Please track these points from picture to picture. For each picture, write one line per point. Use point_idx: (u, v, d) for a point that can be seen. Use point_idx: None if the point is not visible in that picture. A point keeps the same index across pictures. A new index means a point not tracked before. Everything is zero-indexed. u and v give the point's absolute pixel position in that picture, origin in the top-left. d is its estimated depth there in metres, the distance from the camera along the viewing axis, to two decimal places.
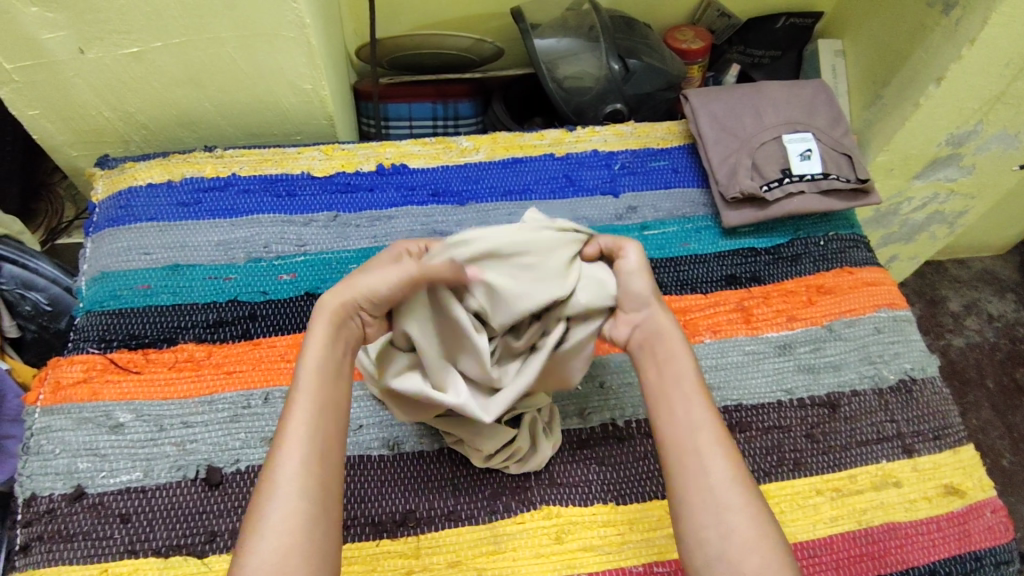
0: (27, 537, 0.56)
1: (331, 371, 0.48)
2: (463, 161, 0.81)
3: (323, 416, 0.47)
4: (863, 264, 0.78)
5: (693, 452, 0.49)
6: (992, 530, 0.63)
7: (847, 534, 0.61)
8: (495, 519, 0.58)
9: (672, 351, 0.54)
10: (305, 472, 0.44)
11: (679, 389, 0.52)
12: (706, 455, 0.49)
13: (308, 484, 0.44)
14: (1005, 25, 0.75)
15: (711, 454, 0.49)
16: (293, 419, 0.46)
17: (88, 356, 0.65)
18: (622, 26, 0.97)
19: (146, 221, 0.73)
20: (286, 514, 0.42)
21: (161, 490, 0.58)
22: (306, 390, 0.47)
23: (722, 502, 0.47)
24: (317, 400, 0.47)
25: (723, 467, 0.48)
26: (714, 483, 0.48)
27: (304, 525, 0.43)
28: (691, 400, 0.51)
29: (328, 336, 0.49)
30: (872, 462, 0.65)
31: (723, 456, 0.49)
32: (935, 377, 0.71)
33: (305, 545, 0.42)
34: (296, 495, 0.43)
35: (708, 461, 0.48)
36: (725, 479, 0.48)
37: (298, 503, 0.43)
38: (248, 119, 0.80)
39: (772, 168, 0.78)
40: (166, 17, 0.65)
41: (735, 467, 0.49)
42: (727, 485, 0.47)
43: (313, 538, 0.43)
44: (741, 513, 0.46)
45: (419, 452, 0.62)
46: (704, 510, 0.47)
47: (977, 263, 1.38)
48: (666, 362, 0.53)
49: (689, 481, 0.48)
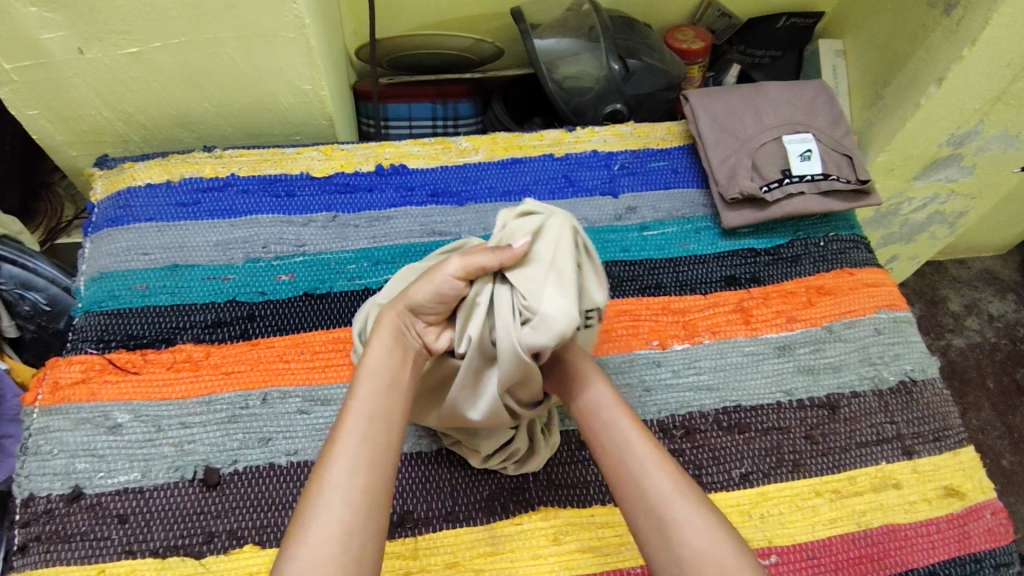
0: (25, 537, 0.56)
1: (386, 381, 0.49)
2: (462, 161, 0.81)
3: (375, 422, 0.47)
4: (863, 265, 0.78)
5: (635, 475, 0.50)
6: (992, 532, 0.63)
7: (846, 536, 0.61)
8: (493, 520, 0.58)
9: (591, 383, 0.55)
10: (350, 477, 0.44)
11: (605, 422, 0.53)
12: (648, 473, 0.49)
13: (355, 492, 0.44)
14: (1006, 25, 0.75)
15: (651, 476, 0.49)
16: (346, 425, 0.47)
17: (85, 356, 0.65)
18: (622, 26, 0.97)
19: (145, 221, 0.73)
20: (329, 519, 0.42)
21: (158, 491, 0.58)
22: (361, 397, 0.48)
23: (673, 514, 0.47)
24: (370, 407, 0.48)
25: (666, 481, 0.49)
26: (659, 499, 0.48)
27: (342, 532, 0.42)
28: (617, 431, 0.52)
29: (388, 346, 0.51)
30: (871, 464, 0.65)
31: (664, 471, 0.49)
32: (935, 378, 0.71)
33: (344, 555, 0.41)
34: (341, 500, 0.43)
35: (651, 478, 0.49)
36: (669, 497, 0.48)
37: (342, 509, 0.43)
38: (247, 119, 0.80)
39: (772, 169, 0.78)
40: (165, 17, 0.65)
41: (678, 484, 0.49)
42: (675, 498, 0.48)
43: (353, 548, 0.42)
44: (692, 523, 0.46)
45: (417, 452, 0.62)
46: (654, 528, 0.47)
47: (977, 263, 1.38)
48: (587, 401, 0.55)
49: (637, 503, 0.49)
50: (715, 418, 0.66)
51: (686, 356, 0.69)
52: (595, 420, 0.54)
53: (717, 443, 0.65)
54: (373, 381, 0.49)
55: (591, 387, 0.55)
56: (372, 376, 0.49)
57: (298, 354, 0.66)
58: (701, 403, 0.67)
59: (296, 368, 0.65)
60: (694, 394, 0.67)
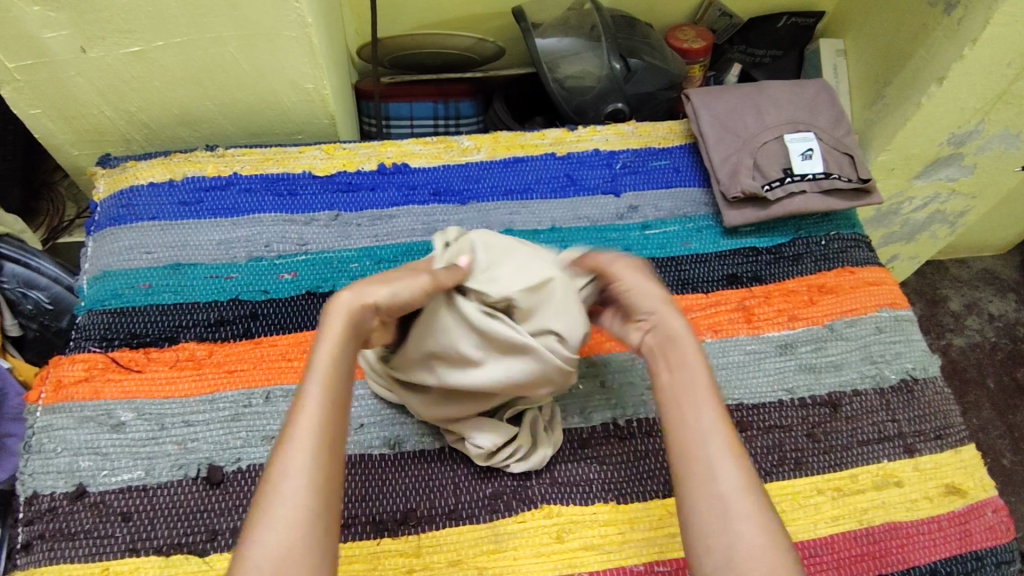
0: (29, 535, 0.56)
1: (341, 369, 0.48)
2: (465, 160, 0.81)
3: (329, 414, 0.47)
4: (864, 264, 0.78)
5: (704, 456, 0.48)
6: (993, 530, 0.63)
7: (848, 534, 0.61)
8: (495, 518, 0.58)
9: (684, 355, 0.53)
10: (308, 471, 0.44)
11: (688, 389, 0.51)
12: (716, 459, 0.47)
13: (315, 482, 0.44)
14: (1007, 25, 0.75)
15: (720, 457, 0.48)
16: (303, 413, 0.46)
17: (89, 354, 0.65)
18: (623, 25, 0.97)
19: (147, 220, 0.73)
20: (286, 515, 0.42)
21: (161, 489, 0.58)
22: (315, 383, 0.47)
23: (732, 507, 0.45)
24: (327, 396, 0.47)
25: (732, 471, 0.47)
26: (721, 488, 0.46)
27: (299, 526, 0.42)
28: (699, 403, 0.50)
29: (343, 335, 0.49)
30: (872, 462, 0.65)
31: (733, 463, 0.47)
32: (936, 377, 0.71)
33: (306, 543, 0.42)
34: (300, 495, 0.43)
35: (716, 467, 0.47)
36: (734, 484, 0.46)
37: (300, 505, 0.43)
38: (249, 119, 0.80)
39: (773, 167, 0.78)
40: (168, 16, 0.65)
41: (745, 472, 0.47)
42: (738, 493, 0.46)
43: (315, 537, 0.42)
44: (749, 520, 0.45)
45: (420, 451, 0.62)
46: (709, 513, 0.46)
47: (977, 263, 1.38)
48: (676, 367, 0.53)
49: (699, 483, 0.47)
50: None
51: None
52: (675, 389, 0.52)
53: None
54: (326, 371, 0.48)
55: (679, 358, 0.53)
56: (323, 366, 0.48)
57: (300, 353, 0.66)
58: None
59: (299, 367, 0.65)
60: None
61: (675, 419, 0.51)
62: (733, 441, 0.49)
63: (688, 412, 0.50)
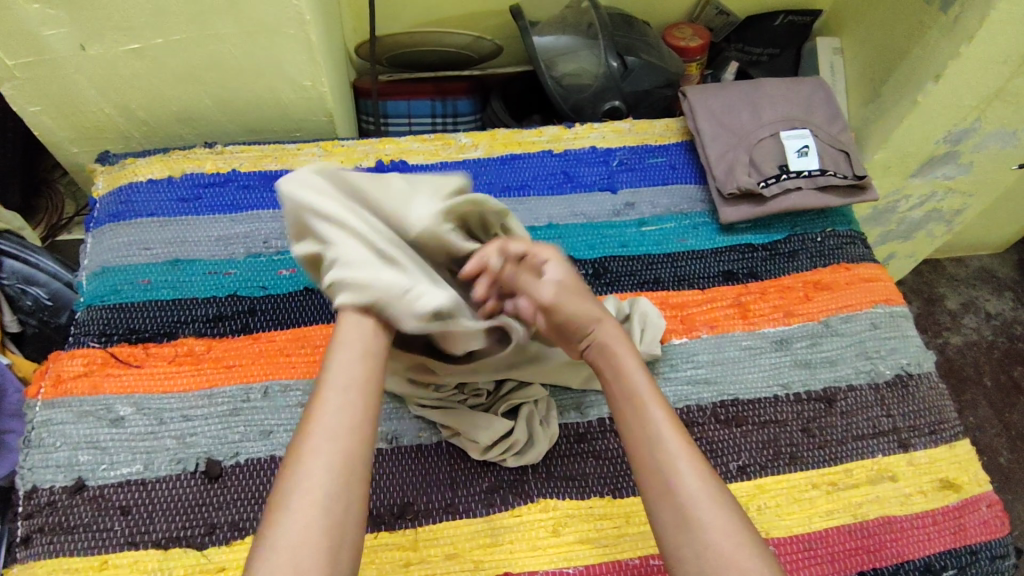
0: (28, 529, 0.57)
1: (362, 359, 0.47)
2: (462, 157, 0.82)
3: (354, 410, 0.45)
4: (860, 260, 0.79)
5: (658, 462, 0.48)
6: (987, 524, 0.64)
7: (842, 528, 0.61)
8: (492, 512, 0.59)
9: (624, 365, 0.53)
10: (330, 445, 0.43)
11: (634, 398, 0.51)
12: (677, 458, 0.48)
13: (335, 463, 0.42)
14: (1002, 23, 0.76)
15: (679, 464, 0.47)
16: (324, 398, 0.45)
17: (88, 350, 0.65)
18: (621, 23, 0.97)
19: (146, 216, 0.73)
20: (306, 515, 0.40)
21: (160, 483, 0.59)
22: (334, 376, 0.46)
23: (699, 506, 0.45)
24: (348, 385, 0.46)
25: (692, 473, 0.47)
26: (685, 495, 0.46)
27: (317, 528, 0.40)
28: (648, 411, 0.50)
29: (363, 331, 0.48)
30: (868, 456, 0.65)
31: (690, 463, 0.47)
32: (931, 373, 0.72)
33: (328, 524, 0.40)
34: (318, 491, 0.41)
35: (677, 471, 0.47)
36: (697, 485, 0.46)
37: (318, 504, 0.41)
38: (248, 116, 0.81)
39: (769, 165, 0.78)
40: (166, 13, 0.65)
41: (703, 473, 0.47)
42: (701, 499, 0.46)
43: (337, 516, 0.41)
44: (714, 521, 0.45)
45: (417, 445, 0.62)
46: (679, 529, 0.45)
47: (975, 261, 1.39)
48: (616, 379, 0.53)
49: (661, 494, 0.47)
50: (713, 411, 0.67)
51: (685, 351, 0.70)
52: (620, 400, 0.52)
53: (714, 437, 0.65)
54: (353, 367, 0.46)
55: (620, 367, 0.53)
56: (350, 352, 0.47)
57: (298, 348, 0.66)
58: (698, 397, 0.67)
59: (297, 362, 0.66)
60: (692, 387, 0.68)
61: (637, 431, 0.50)
62: (688, 444, 0.49)
63: (637, 414, 0.50)
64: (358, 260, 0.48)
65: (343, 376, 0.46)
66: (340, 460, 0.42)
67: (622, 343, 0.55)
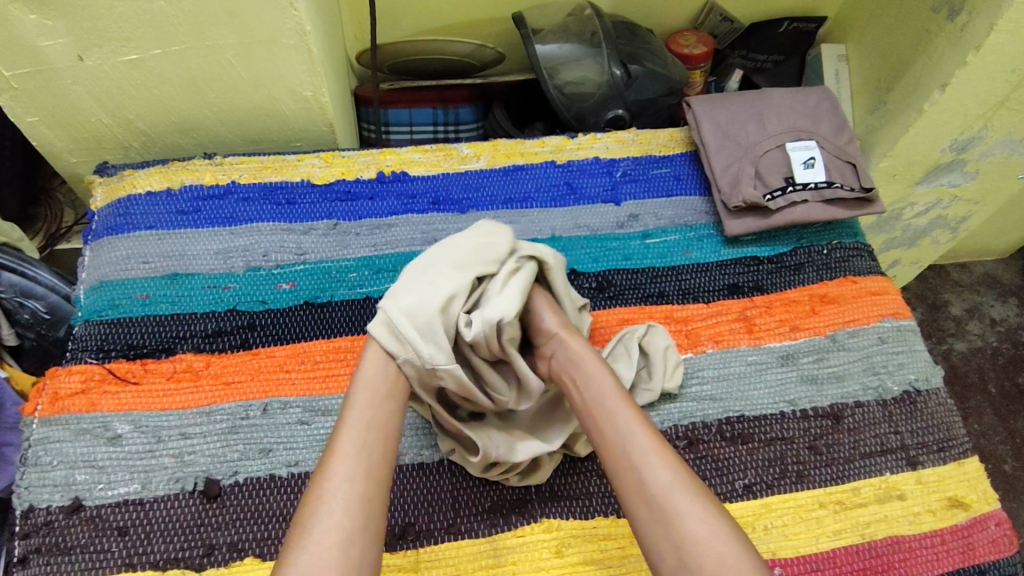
0: (24, 550, 0.56)
1: (381, 402, 0.51)
2: (464, 169, 0.81)
3: (375, 444, 0.49)
4: (867, 273, 0.78)
5: (632, 463, 0.49)
6: (996, 543, 0.63)
7: (850, 548, 0.61)
8: (494, 532, 0.58)
9: (587, 370, 0.54)
10: (352, 480, 0.46)
11: (599, 401, 0.52)
12: (649, 456, 0.48)
13: (354, 497, 0.45)
14: (1010, 32, 0.75)
15: (650, 461, 0.48)
16: (345, 433, 0.49)
17: (85, 366, 0.64)
18: (624, 31, 0.96)
19: (145, 229, 0.72)
20: (327, 542, 0.43)
21: (158, 503, 0.58)
22: (356, 412, 0.50)
23: (673, 501, 0.46)
24: (366, 422, 0.50)
25: (665, 468, 0.48)
26: (658, 491, 0.47)
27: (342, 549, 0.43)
28: (615, 413, 0.51)
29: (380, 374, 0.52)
30: (875, 474, 0.65)
31: (662, 461, 0.48)
32: (939, 388, 0.71)
33: (346, 556, 0.43)
34: (340, 523, 0.44)
35: (649, 469, 0.48)
36: (670, 479, 0.47)
37: (339, 535, 0.43)
38: (247, 126, 0.80)
39: (775, 176, 0.77)
40: (164, 25, 0.65)
41: (676, 469, 0.48)
42: (675, 491, 0.46)
43: (355, 548, 0.43)
44: (688, 515, 0.45)
45: (419, 464, 0.61)
46: (657, 525, 0.46)
47: (979, 267, 1.37)
48: (582, 383, 0.54)
49: (635, 494, 0.48)
50: (718, 428, 0.66)
51: (690, 367, 0.69)
52: (588, 409, 0.53)
53: (720, 454, 0.64)
54: (375, 407, 0.51)
55: (587, 371, 0.54)
56: (370, 394, 0.51)
57: (298, 364, 0.65)
58: (703, 413, 0.67)
59: (296, 378, 0.65)
60: (697, 404, 0.67)
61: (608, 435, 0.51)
62: (659, 440, 0.50)
63: (606, 417, 0.51)
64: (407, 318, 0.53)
65: (365, 416, 0.50)
66: (358, 487, 0.46)
67: (586, 353, 0.56)
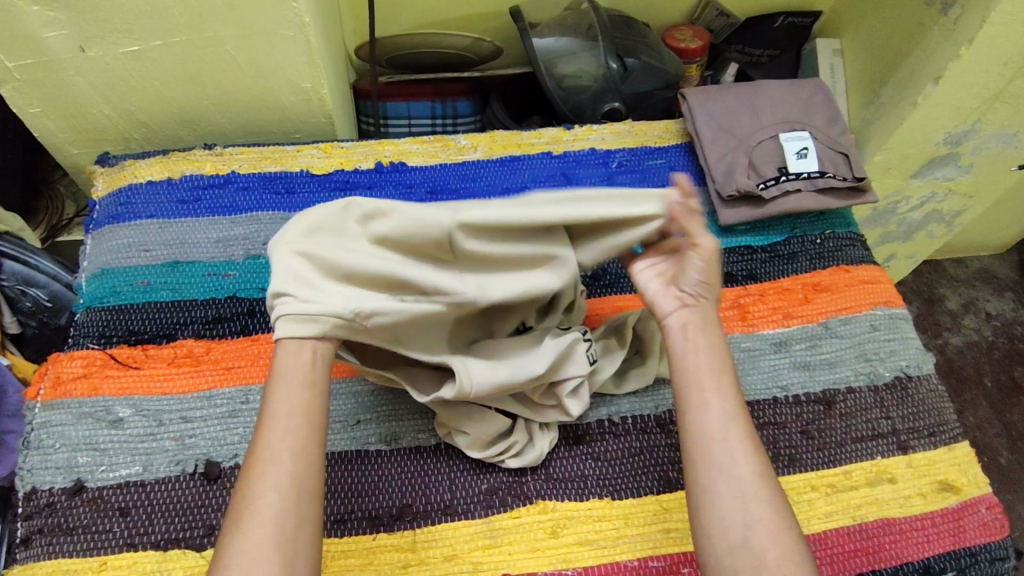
0: (27, 530, 0.57)
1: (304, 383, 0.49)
2: (461, 159, 0.82)
3: (298, 437, 0.48)
4: (860, 262, 0.79)
5: (718, 440, 0.51)
6: (987, 526, 0.64)
7: (841, 530, 0.61)
8: (490, 513, 0.59)
9: (712, 342, 0.56)
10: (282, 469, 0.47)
11: (704, 369, 0.55)
12: (734, 446, 0.51)
13: (285, 483, 0.46)
14: (1001, 25, 0.76)
15: (736, 447, 0.51)
16: (269, 425, 0.48)
17: (87, 351, 0.65)
18: (620, 25, 0.97)
19: (146, 218, 0.73)
20: (260, 531, 0.44)
21: (159, 484, 0.59)
22: (278, 403, 0.49)
23: (747, 492, 0.49)
24: (289, 408, 0.49)
25: (750, 461, 0.51)
26: (737, 475, 0.50)
27: (276, 546, 0.44)
28: (716, 382, 0.54)
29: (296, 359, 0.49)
30: (866, 458, 0.65)
31: (752, 455, 0.51)
32: (930, 374, 0.72)
33: (279, 541, 0.44)
34: (272, 512, 0.45)
35: (737, 456, 0.51)
36: (752, 472, 0.50)
37: (272, 524, 0.45)
38: (248, 118, 0.81)
39: (768, 166, 0.78)
40: (165, 16, 0.66)
41: (761, 464, 0.51)
42: (754, 479, 0.50)
43: (287, 532, 0.45)
44: (763, 507, 0.49)
45: (416, 447, 0.62)
46: (730, 504, 0.49)
47: (975, 262, 1.38)
48: (700, 353, 0.56)
49: (717, 468, 0.50)
50: None
51: None
52: (692, 371, 0.55)
53: None
54: (295, 399, 0.49)
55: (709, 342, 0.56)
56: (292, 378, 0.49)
57: None
58: None
59: None
60: None
61: (695, 401, 0.54)
62: (753, 438, 0.52)
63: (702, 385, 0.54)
64: (300, 298, 0.48)
65: (285, 405, 0.49)
66: (289, 487, 0.46)
67: (716, 334, 0.57)
